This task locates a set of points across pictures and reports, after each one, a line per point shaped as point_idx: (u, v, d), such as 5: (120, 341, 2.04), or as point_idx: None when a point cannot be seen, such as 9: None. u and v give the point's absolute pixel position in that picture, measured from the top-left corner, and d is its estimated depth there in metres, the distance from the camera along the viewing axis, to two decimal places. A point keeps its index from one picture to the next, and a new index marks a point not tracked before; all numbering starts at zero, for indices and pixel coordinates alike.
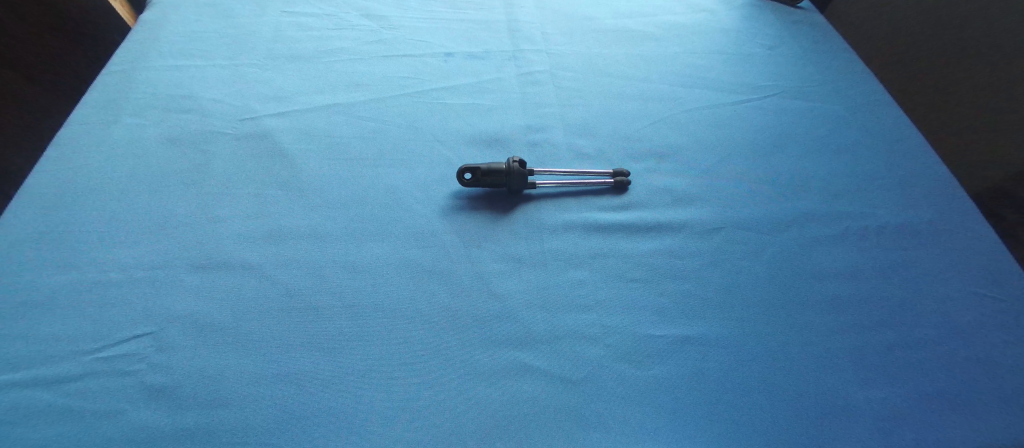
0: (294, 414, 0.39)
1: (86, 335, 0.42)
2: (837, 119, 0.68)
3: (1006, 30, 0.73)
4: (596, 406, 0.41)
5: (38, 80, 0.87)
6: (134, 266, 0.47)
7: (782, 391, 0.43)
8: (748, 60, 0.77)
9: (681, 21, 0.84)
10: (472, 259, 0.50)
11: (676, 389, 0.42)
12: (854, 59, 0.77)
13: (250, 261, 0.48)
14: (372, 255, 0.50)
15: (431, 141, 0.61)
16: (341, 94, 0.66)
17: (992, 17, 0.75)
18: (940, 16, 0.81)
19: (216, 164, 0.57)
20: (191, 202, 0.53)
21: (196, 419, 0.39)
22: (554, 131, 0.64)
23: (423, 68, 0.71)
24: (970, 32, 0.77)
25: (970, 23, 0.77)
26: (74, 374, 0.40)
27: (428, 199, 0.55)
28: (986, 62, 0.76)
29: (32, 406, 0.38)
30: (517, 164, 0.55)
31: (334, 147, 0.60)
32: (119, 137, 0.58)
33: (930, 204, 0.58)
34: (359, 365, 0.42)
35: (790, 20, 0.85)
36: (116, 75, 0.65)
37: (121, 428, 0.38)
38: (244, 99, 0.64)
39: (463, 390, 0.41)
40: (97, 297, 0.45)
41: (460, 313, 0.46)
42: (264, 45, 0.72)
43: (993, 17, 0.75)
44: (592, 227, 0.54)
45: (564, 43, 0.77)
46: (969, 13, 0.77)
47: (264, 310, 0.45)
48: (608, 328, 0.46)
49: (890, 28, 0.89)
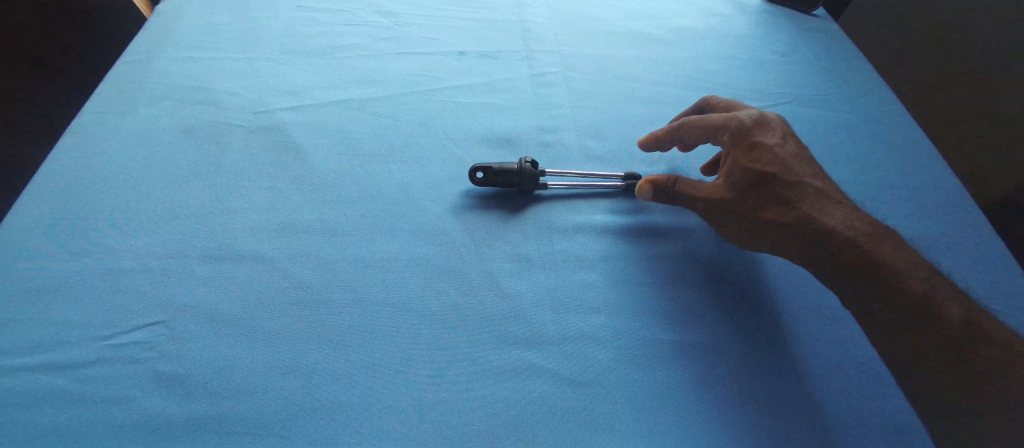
0: (304, 407, 0.40)
1: (99, 322, 0.43)
2: (850, 128, 0.68)
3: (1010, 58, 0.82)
4: (602, 409, 0.41)
5: (40, 80, 0.86)
6: (146, 255, 0.47)
7: (789, 399, 0.43)
8: (760, 66, 0.77)
9: (693, 25, 0.84)
10: (482, 258, 0.50)
11: (682, 394, 0.42)
12: (866, 69, 0.77)
13: (262, 254, 0.49)
14: (383, 250, 0.50)
15: (443, 139, 0.62)
16: (353, 90, 0.66)
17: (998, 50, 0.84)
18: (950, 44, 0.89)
19: (230, 156, 0.57)
20: (204, 193, 0.53)
21: (206, 408, 0.39)
22: (565, 133, 0.65)
23: (435, 66, 0.71)
24: (982, 35, 0.85)
25: (982, 26, 0.85)
26: (87, 360, 0.41)
27: (440, 197, 0.56)
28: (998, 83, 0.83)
29: (46, 390, 0.39)
30: (529, 164, 0.55)
31: (347, 142, 0.60)
32: (134, 126, 0.58)
33: (942, 215, 0.58)
34: (370, 360, 0.42)
35: (804, 27, 0.85)
36: (131, 65, 0.65)
37: (132, 415, 0.38)
38: (257, 93, 0.64)
39: (469, 388, 0.41)
40: (111, 285, 0.45)
41: (470, 312, 0.46)
42: (277, 39, 0.72)
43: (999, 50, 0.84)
44: (603, 230, 0.54)
45: (574, 45, 0.77)
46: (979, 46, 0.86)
47: (275, 303, 0.45)
48: (617, 331, 0.46)
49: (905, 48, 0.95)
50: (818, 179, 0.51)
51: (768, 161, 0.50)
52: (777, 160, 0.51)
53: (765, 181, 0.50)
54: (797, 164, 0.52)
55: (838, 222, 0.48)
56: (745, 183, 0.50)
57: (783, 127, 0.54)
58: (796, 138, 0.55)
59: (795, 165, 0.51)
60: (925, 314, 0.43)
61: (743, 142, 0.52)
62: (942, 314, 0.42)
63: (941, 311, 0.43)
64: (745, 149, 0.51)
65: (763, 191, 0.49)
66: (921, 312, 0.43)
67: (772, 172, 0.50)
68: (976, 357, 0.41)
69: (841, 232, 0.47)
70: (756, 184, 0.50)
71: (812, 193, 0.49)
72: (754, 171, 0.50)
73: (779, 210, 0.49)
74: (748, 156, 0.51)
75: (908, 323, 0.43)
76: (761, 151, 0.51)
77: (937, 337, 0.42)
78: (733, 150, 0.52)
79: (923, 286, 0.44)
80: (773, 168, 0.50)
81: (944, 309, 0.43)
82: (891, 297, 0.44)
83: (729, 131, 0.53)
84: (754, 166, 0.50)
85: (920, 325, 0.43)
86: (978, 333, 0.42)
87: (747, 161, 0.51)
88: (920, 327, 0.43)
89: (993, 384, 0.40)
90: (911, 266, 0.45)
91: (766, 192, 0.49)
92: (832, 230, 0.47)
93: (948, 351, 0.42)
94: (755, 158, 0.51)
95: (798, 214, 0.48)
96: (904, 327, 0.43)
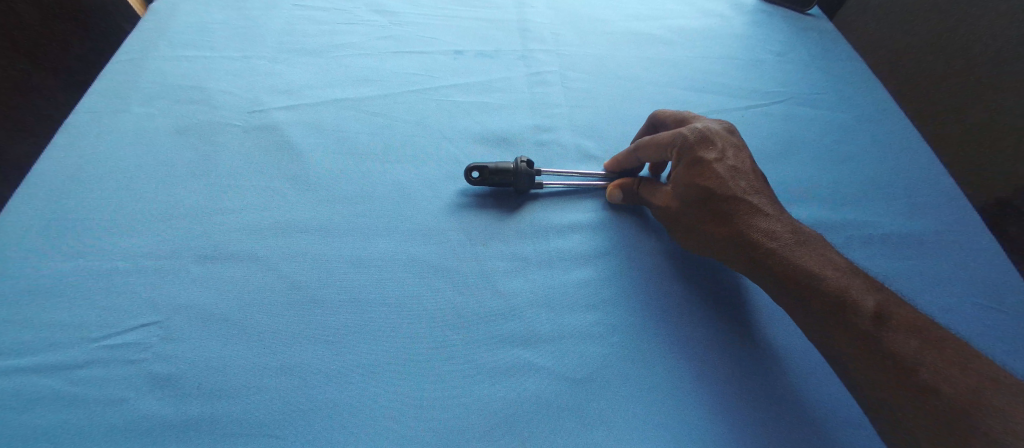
0: (299, 406, 0.40)
1: (93, 323, 0.43)
2: (845, 127, 0.68)
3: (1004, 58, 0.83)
4: (598, 406, 0.41)
5: (42, 81, 0.87)
6: (140, 255, 0.47)
7: (786, 393, 0.43)
8: (757, 65, 0.77)
9: (691, 25, 0.84)
10: (478, 257, 0.50)
11: (677, 390, 0.43)
12: (861, 68, 0.77)
13: (257, 253, 0.48)
14: (379, 249, 0.50)
15: (439, 138, 0.62)
16: (350, 89, 0.66)
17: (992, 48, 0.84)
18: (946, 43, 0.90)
19: (225, 155, 0.57)
20: (199, 192, 0.53)
21: (200, 409, 0.39)
22: (562, 132, 0.64)
23: (433, 65, 0.71)
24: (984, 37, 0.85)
25: (986, 27, 0.85)
26: (80, 361, 0.40)
27: (436, 196, 0.55)
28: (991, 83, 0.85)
29: (38, 391, 0.39)
30: (525, 163, 0.55)
31: (343, 141, 0.60)
32: (128, 125, 0.58)
33: (935, 213, 0.58)
34: (365, 359, 0.42)
35: (800, 27, 0.85)
36: (126, 63, 0.65)
37: (125, 416, 0.38)
38: (253, 92, 0.64)
39: (466, 386, 0.41)
40: (105, 284, 0.45)
41: (466, 310, 0.46)
42: (274, 38, 0.72)
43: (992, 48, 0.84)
44: (599, 228, 0.54)
45: (572, 45, 0.77)
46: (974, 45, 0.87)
47: (271, 303, 0.45)
48: (612, 328, 0.46)
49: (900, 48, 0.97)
50: (759, 190, 0.49)
51: (707, 178, 0.48)
52: (716, 175, 0.48)
53: (703, 199, 0.48)
54: (737, 177, 0.49)
55: (769, 236, 0.46)
56: (686, 201, 0.49)
57: (729, 138, 0.51)
58: (743, 147, 0.51)
59: (733, 178, 0.49)
60: (850, 322, 0.41)
61: (684, 158, 0.50)
62: (866, 321, 0.40)
63: (863, 316, 0.40)
64: (686, 165, 0.50)
65: (702, 208, 0.48)
66: (846, 321, 0.41)
67: (709, 189, 0.48)
68: (908, 365, 0.38)
69: (770, 248, 0.45)
70: (696, 200, 0.49)
71: (744, 207, 0.47)
72: (693, 189, 0.49)
73: (716, 227, 0.48)
74: (688, 173, 0.49)
75: (835, 331, 0.41)
76: (701, 167, 0.49)
77: (865, 344, 0.39)
78: (677, 166, 0.50)
79: (836, 284, 0.42)
80: (711, 184, 0.48)
81: (869, 314, 0.40)
82: (818, 306, 0.42)
83: (676, 149, 0.50)
84: (694, 183, 0.49)
85: (848, 334, 0.40)
86: (909, 335, 0.39)
87: (688, 179, 0.49)
88: (849, 336, 0.40)
89: (928, 393, 0.36)
90: (839, 275, 0.43)
91: (704, 210, 0.48)
92: (762, 246, 0.46)
93: (880, 359, 0.39)
94: (694, 175, 0.49)
95: (730, 231, 0.47)
96: (833, 335, 0.41)
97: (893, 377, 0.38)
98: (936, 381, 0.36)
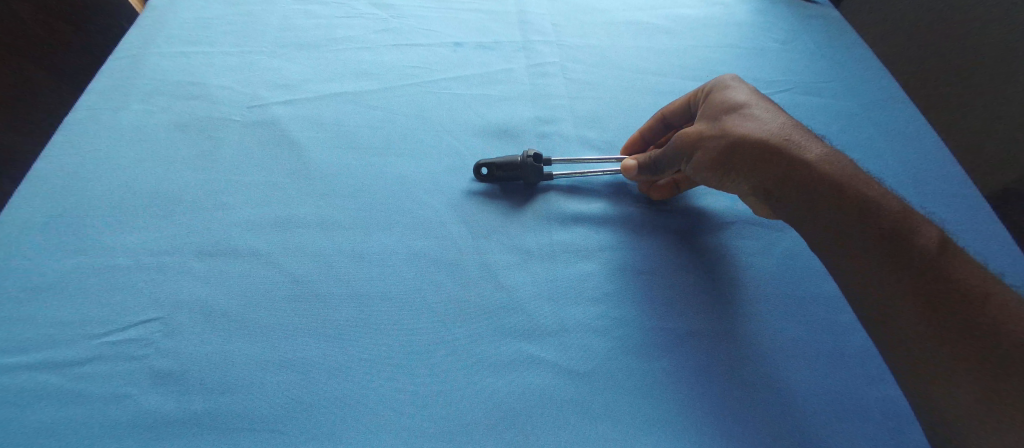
0: (300, 401, 0.39)
1: (95, 320, 0.42)
2: (851, 115, 0.67)
3: (1007, 48, 0.85)
4: (602, 399, 0.41)
5: (41, 81, 0.87)
6: (141, 251, 0.47)
7: (791, 385, 0.42)
8: (761, 54, 0.76)
9: (693, 14, 0.83)
10: (480, 250, 0.50)
11: (692, 371, 0.43)
12: (867, 56, 0.76)
13: (258, 249, 0.48)
14: (380, 244, 0.50)
15: (440, 131, 0.61)
16: (348, 83, 0.65)
17: (996, 40, 0.87)
18: (950, 34, 0.92)
19: (225, 151, 0.56)
20: (199, 187, 0.53)
21: (203, 404, 0.39)
22: (564, 123, 0.64)
23: (432, 58, 0.70)
24: (985, 36, 0.88)
25: (985, 25, 0.88)
26: (82, 358, 0.40)
27: (437, 189, 0.55)
28: (996, 72, 0.87)
29: (41, 388, 0.39)
30: (531, 157, 0.55)
31: (343, 136, 0.59)
32: (127, 122, 0.57)
33: (943, 203, 0.57)
34: (368, 352, 0.42)
35: (804, 14, 0.84)
36: (124, 60, 0.64)
37: (129, 411, 0.38)
38: (252, 88, 0.63)
39: (468, 380, 0.41)
40: (106, 282, 0.45)
41: (470, 304, 0.46)
42: (272, 32, 0.71)
43: (996, 40, 0.87)
44: (603, 220, 0.54)
45: (574, 36, 0.76)
46: (978, 35, 0.89)
47: (271, 298, 0.45)
48: (617, 321, 0.46)
49: (906, 39, 0.99)
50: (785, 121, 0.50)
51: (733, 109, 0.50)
52: (743, 106, 0.50)
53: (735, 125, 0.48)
54: (762, 108, 0.50)
55: (806, 158, 0.46)
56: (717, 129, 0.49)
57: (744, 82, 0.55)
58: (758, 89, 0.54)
59: (760, 109, 0.50)
60: (907, 255, 0.40)
61: (713, 94, 0.53)
62: (925, 254, 0.40)
63: (923, 251, 0.40)
64: (715, 99, 0.52)
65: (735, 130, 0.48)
66: (905, 252, 0.40)
67: (740, 113, 0.49)
68: (969, 303, 0.37)
69: (811, 168, 0.45)
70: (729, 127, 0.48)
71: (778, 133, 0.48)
72: (723, 117, 0.49)
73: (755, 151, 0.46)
74: (714, 107, 0.51)
75: (892, 267, 0.40)
76: (731, 97, 0.51)
77: (924, 280, 0.39)
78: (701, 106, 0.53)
79: (886, 219, 0.42)
80: (740, 114, 0.49)
81: (927, 250, 0.40)
82: (870, 235, 0.41)
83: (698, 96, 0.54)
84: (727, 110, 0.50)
85: (908, 268, 0.39)
86: (968, 276, 0.39)
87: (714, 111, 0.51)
88: (911, 270, 0.39)
89: (989, 337, 0.36)
90: (880, 198, 0.43)
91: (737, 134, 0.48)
92: (803, 169, 0.45)
93: (941, 299, 0.38)
94: (724, 103, 0.51)
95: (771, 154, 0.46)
96: (888, 272, 0.40)
97: (955, 319, 0.37)
98: (1002, 324, 0.36)
